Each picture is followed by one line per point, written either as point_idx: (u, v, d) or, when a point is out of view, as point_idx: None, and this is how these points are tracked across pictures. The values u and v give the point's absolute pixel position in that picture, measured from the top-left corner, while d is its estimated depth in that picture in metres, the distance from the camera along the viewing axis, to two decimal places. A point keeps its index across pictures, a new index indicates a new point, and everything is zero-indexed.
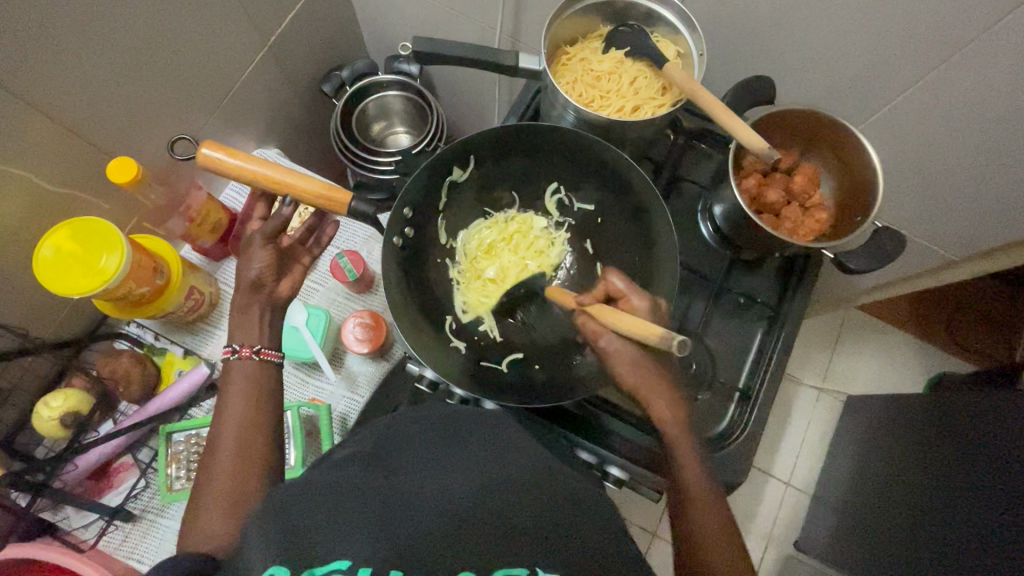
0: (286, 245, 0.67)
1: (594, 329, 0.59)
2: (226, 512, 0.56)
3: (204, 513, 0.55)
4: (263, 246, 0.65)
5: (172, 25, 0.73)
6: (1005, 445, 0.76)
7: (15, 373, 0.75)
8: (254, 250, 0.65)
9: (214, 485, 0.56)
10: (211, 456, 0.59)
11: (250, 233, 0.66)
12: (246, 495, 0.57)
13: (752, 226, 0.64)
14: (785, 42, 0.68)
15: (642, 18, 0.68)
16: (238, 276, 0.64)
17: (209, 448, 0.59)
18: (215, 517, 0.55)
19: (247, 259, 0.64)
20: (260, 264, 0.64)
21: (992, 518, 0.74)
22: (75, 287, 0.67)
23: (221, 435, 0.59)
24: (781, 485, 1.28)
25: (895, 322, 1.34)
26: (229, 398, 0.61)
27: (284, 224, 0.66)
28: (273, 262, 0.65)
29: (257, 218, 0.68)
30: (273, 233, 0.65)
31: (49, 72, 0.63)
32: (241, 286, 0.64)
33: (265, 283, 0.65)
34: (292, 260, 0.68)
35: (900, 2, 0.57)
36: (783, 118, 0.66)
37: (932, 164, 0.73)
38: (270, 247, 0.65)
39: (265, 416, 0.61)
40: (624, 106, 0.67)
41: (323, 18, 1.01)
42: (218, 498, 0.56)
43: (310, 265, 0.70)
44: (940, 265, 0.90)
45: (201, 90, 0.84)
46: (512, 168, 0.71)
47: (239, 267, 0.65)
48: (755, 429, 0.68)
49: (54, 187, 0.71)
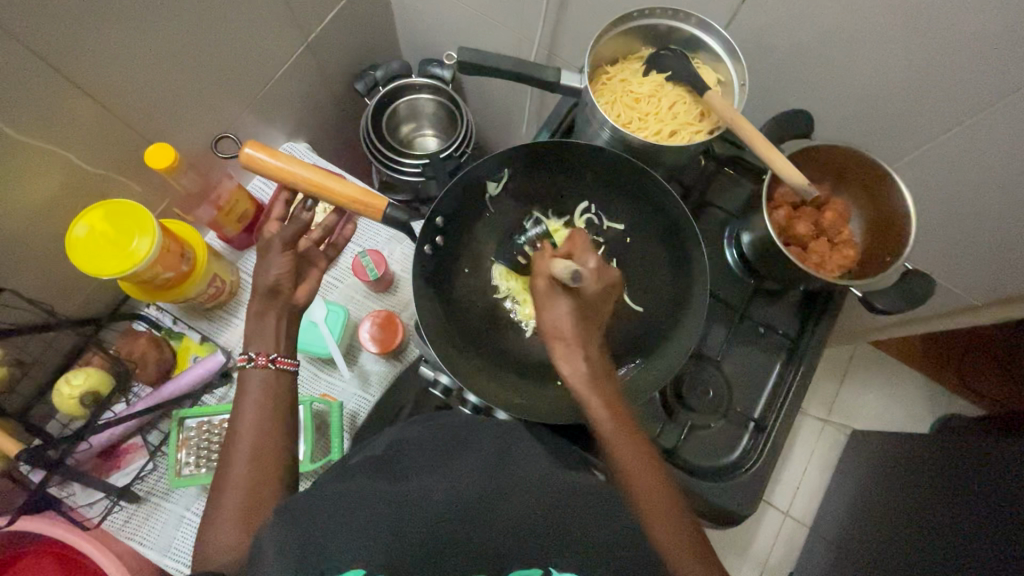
0: (303, 249, 0.68)
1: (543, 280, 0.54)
2: (241, 512, 0.56)
3: (219, 520, 0.56)
4: (281, 251, 0.64)
5: (217, 16, 0.74)
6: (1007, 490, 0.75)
7: (36, 348, 0.75)
8: (273, 255, 0.64)
9: (232, 487, 0.57)
10: (226, 464, 0.59)
11: (269, 235, 0.66)
12: (259, 503, 0.57)
13: (780, 258, 0.64)
14: (824, 79, 0.68)
15: (684, 43, 0.68)
16: (255, 282, 0.64)
17: (223, 456, 0.60)
18: (230, 524, 0.55)
19: (266, 264, 0.64)
20: (278, 270, 0.64)
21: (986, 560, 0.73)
22: (105, 268, 0.68)
23: (238, 447, 0.59)
24: (779, 516, 1.28)
25: (906, 359, 1.33)
26: (245, 401, 0.62)
27: (302, 228, 0.66)
28: (291, 269, 0.65)
29: (273, 217, 0.68)
30: (291, 239, 0.65)
31: (97, 56, 0.64)
32: (259, 292, 0.64)
33: (282, 289, 0.65)
34: (308, 263, 0.69)
35: (945, 47, 0.57)
36: (818, 152, 0.66)
37: (963, 208, 0.72)
38: (289, 253, 0.65)
39: (280, 427, 0.61)
40: (661, 130, 0.68)
41: (362, 18, 1.02)
42: (233, 510, 0.56)
43: (327, 267, 0.71)
44: (960, 307, 0.90)
45: (239, 81, 0.85)
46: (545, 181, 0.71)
47: (256, 273, 0.65)
48: (766, 460, 0.68)
49: (91, 167, 0.72)
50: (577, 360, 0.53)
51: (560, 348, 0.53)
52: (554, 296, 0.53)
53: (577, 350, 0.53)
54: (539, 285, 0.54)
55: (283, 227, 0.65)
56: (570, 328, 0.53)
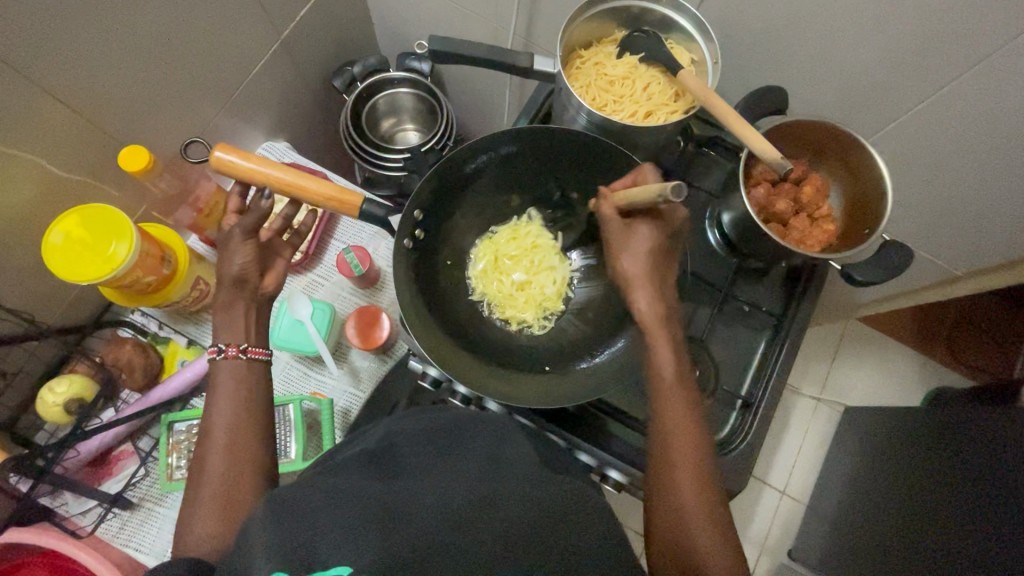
0: (264, 239, 0.67)
1: (607, 211, 0.61)
2: (225, 517, 0.55)
3: (202, 521, 0.55)
4: (243, 241, 0.64)
5: (186, 15, 0.73)
6: (1001, 472, 0.75)
7: (19, 357, 0.74)
8: (234, 245, 0.64)
9: (208, 489, 0.56)
10: (200, 466, 0.58)
11: (229, 227, 0.65)
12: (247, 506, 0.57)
13: (760, 235, 0.64)
14: (798, 55, 0.68)
15: (657, 25, 0.68)
16: (221, 273, 0.64)
17: (199, 448, 0.59)
18: (210, 518, 0.55)
19: (228, 255, 0.63)
20: (242, 260, 0.64)
21: (982, 542, 0.73)
22: (83, 274, 0.68)
23: (210, 445, 0.59)
24: (776, 494, 1.29)
25: (894, 334, 1.34)
26: (217, 399, 0.61)
27: (262, 217, 0.64)
28: (255, 258, 0.65)
29: (230, 211, 0.67)
30: (252, 227, 0.64)
31: (65, 59, 0.63)
32: (226, 283, 0.64)
33: (248, 280, 0.65)
34: (273, 254, 0.69)
35: (916, 17, 0.57)
36: (793, 128, 0.66)
37: (940, 178, 0.73)
38: (250, 242, 0.64)
39: (256, 424, 0.61)
40: (637, 111, 0.68)
41: (337, 13, 1.01)
42: (216, 513, 0.55)
43: (292, 257, 0.70)
44: (944, 279, 0.90)
45: (213, 80, 0.84)
46: (522, 171, 0.71)
47: (220, 264, 0.65)
48: (755, 436, 0.68)
49: (66, 173, 0.71)
50: (655, 300, 0.60)
51: (636, 289, 0.60)
52: (626, 244, 0.61)
53: (653, 295, 0.60)
54: (610, 232, 0.61)
55: (258, 222, 0.64)
56: (643, 275, 0.60)
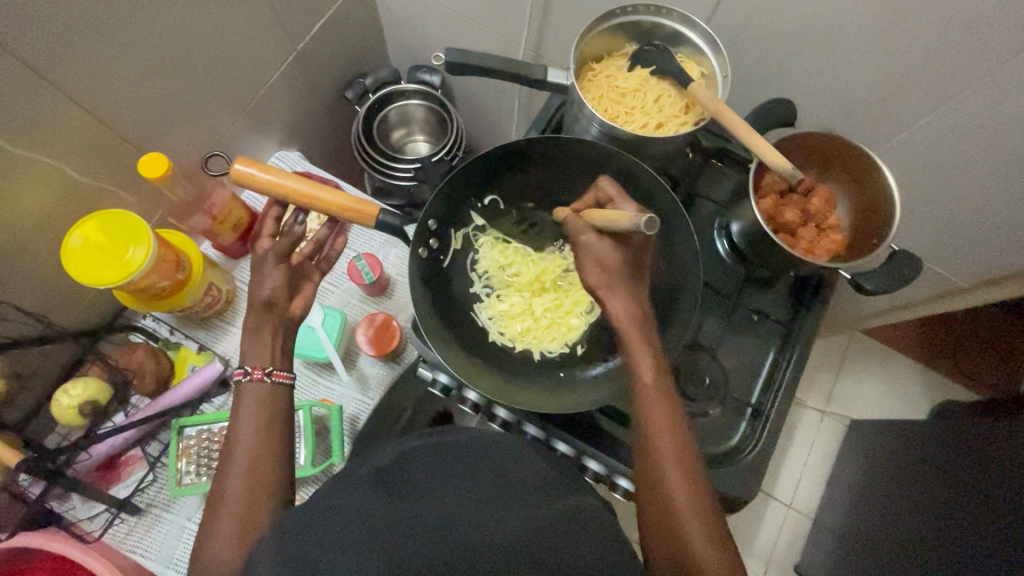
0: (296, 263, 0.68)
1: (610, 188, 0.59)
2: (243, 529, 0.56)
3: (216, 535, 0.56)
4: (276, 264, 0.65)
5: (206, 27, 0.75)
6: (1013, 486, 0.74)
7: (34, 360, 0.76)
8: (268, 269, 0.65)
9: (231, 505, 0.57)
10: (222, 484, 0.59)
11: (262, 249, 0.66)
12: (259, 517, 0.57)
13: (770, 245, 0.65)
14: (804, 68, 0.70)
15: (667, 39, 0.70)
16: (251, 295, 0.65)
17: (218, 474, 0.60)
18: (228, 533, 0.56)
19: (261, 279, 0.64)
20: (273, 283, 0.64)
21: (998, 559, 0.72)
22: (99, 278, 0.68)
23: (232, 462, 0.60)
24: (781, 507, 1.28)
25: (898, 347, 1.35)
26: (239, 420, 0.62)
27: (294, 242, 0.66)
28: (285, 282, 0.65)
29: (265, 234, 0.67)
30: (284, 252, 0.65)
31: (89, 69, 0.65)
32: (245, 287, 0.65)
33: (277, 303, 0.65)
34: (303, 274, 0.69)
35: (920, 32, 0.59)
36: (800, 141, 0.67)
37: (946, 190, 0.74)
38: (283, 266, 0.66)
39: (278, 441, 0.62)
40: (647, 123, 0.69)
41: (349, 27, 1.03)
42: (229, 528, 0.56)
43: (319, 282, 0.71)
44: (950, 290, 0.91)
45: (229, 91, 0.86)
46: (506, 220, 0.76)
47: (251, 285, 0.65)
48: (766, 444, 0.68)
49: (86, 179, 0.73)
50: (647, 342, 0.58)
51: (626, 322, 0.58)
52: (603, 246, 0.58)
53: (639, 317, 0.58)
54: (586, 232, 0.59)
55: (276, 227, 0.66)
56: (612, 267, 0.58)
